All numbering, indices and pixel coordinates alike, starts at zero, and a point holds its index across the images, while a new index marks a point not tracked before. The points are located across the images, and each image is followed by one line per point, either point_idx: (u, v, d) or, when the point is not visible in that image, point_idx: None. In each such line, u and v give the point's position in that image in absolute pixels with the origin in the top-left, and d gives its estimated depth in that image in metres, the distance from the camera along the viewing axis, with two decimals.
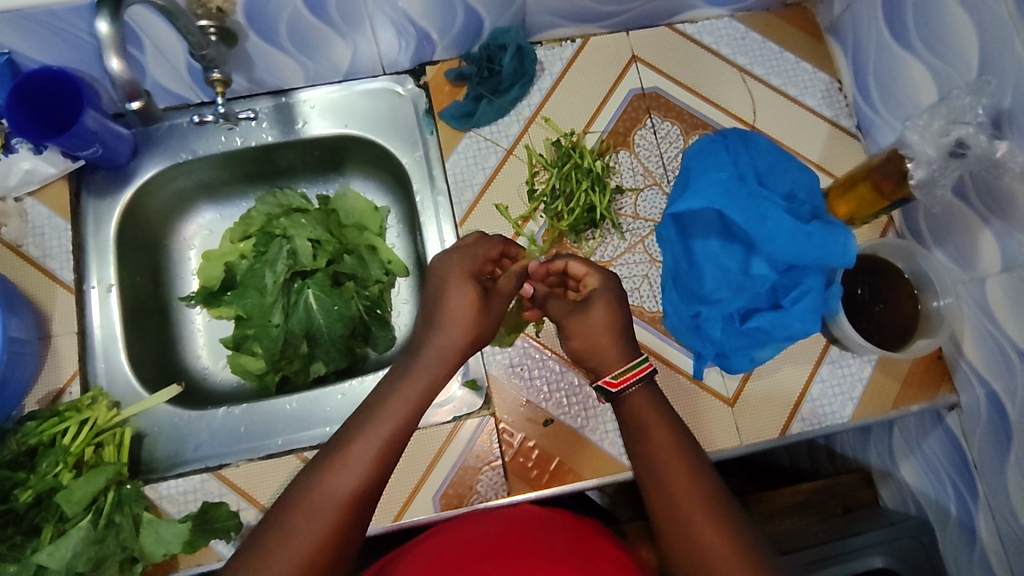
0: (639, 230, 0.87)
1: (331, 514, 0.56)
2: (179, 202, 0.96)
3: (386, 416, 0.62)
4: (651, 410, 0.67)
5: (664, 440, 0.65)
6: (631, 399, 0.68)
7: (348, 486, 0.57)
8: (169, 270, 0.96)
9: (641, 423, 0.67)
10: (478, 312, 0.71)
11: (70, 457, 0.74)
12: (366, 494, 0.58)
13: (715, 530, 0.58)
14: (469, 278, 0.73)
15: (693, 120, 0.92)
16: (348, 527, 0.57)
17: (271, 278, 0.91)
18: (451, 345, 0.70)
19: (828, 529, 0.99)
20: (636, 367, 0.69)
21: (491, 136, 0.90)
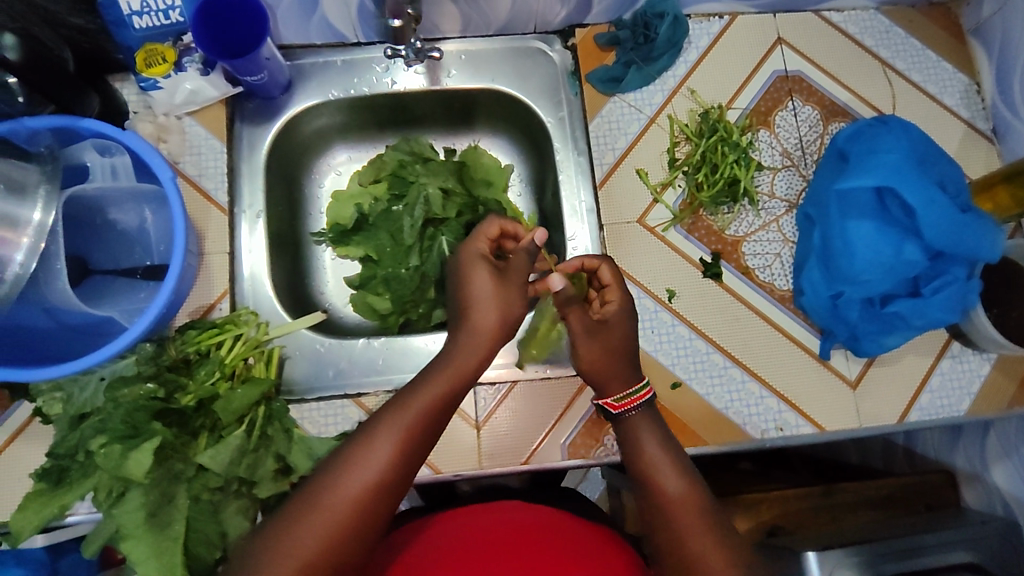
0: (775, 209, 0.89)
1: (342, 517, 0.57)
2: (317, 139, 0.98)
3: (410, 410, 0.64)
4: (650, 427, 0.73)
5: (673, 483, 0.67)
6: (630, 421, 0.74)
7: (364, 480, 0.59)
8: (302, 205, 0.98)
9: (640, 445, 0.72)
10: (499, 295, 0.76)
11: (225, 368, 0.77)
12: (375, 498, 0.59)
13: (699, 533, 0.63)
14: (483, 259, 0.78)
15: (833, 107, 0.93)
16: (366, 522, 0.58)
17: (409, 222, 0.93)
18: (487, 314, 0.74)
19: (910, 521, 1.02)
20: (639, 392, 0.75)
21: (636, 102, 0.91)
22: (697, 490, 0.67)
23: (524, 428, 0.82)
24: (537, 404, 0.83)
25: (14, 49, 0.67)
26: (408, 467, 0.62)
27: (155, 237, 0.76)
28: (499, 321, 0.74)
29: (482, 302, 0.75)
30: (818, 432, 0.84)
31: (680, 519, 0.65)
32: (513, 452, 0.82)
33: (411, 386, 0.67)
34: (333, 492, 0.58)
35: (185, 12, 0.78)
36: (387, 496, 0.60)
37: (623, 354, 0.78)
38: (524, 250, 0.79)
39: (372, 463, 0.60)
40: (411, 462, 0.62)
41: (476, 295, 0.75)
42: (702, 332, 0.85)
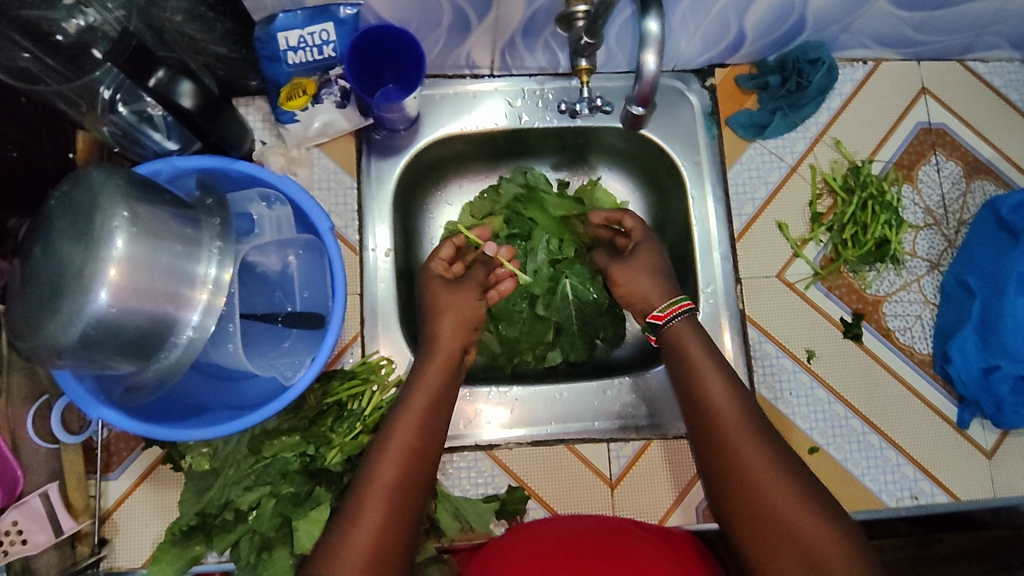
0: (917, 268, 0.86)
1: (365, 556, 0.54)
2: (435, 169, 0.95)
3: (397, 440, 0.62)
4: (692, 336, 0.71)
5: (725, 410, 0.63)
6: (675, 329, 0.72)
7: (373, 525, 0.55)
8: (417, 237, 0.95)
9: (689, 365, 0.68)
10: (470, 294, 0.79)
11: (366, 421, 0.74)
12: (388, 540, 0.55)
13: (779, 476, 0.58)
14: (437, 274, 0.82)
15: (976, 164, 0.90)
16: (385, 565, 0.54)
17: (531, 265, 0.92)
18: (452, 328, 0.75)
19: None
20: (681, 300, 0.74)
21: (776, 150, 0.88)
22: (748, 414, 0.63)
23: (661, 487, 0.80)
24: (674, 461, 0.81)
25: (191, 97, 0.64)
26: (414, 500, 0.59)
27: (299, 282, 0.73)
28: (461, 321, 0.76)
29: (442, 312, 0.76)
30: (953, 500, 0.82)
31: (737, 447, 0.61)
32: (648, 511, 0.79)
33: (391, 417, 0.65)
34: (348, 535, 0.55)
35: (337, 46, 0.74)
36: (407, 512, 0.58)
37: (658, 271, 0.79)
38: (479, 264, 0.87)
39: (375, 505, 0.57)
40: (419, 477, 0.61)
41: (441, 301, 0.77)
42: (840, 395, 0.83)
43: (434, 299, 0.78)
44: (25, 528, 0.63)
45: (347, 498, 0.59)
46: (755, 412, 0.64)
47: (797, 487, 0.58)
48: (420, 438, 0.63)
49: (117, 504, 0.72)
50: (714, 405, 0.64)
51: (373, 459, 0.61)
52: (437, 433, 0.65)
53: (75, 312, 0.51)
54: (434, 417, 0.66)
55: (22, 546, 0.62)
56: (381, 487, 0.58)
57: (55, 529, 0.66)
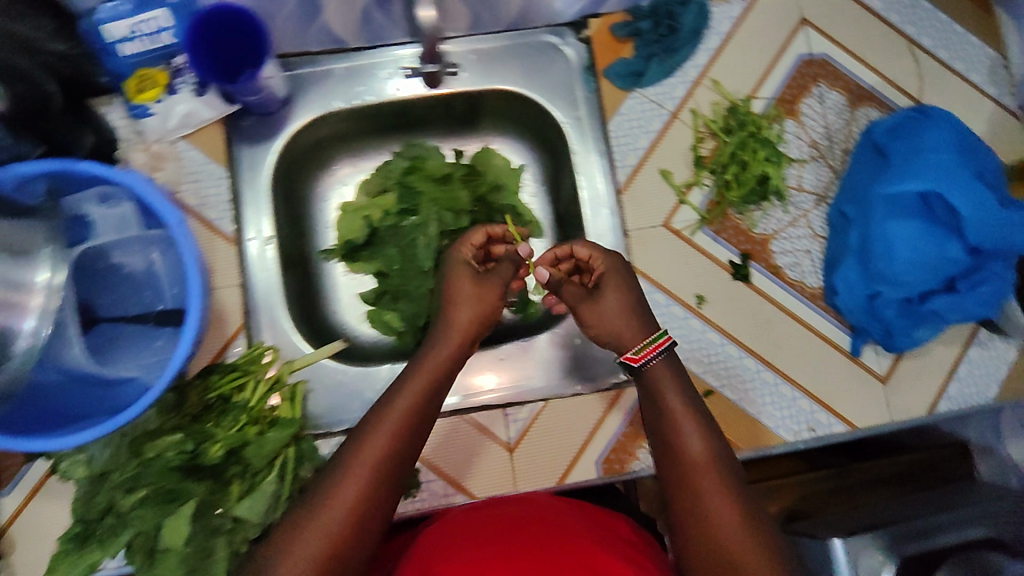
0: (804, 203, 0.86)
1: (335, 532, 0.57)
2: (317, 150, 0.93)
3: (392, 415, 0.64)
4: (672, 380, 0.70)
5: (697, 454, 0.64)
6: (653, 371, 0.71)
7: (351, 498, 0.58)
8: (308, 222, 0.94)
9: (660, 401, 0.69)
10: (477, 286, 0.79)
11: (251, 413, 0.74)
12: (358, 521, 0.58)
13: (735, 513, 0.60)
14: (462, 262, 0.81)
15: (860, 91, 0.89)
16: (348, 547, 0.57)
17: (422, 240, 0.88)
18: (464, 322, 0.76)
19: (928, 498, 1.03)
20: (657, 340, 0.73)
21: (656, 97, 0.87)
22: (721, 463, 0.64)
23: (559, 445, 0.80)
24: (571, 419, 0.81)
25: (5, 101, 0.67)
26: (398, 484, 0.62)
27: (166, 280, 0.71)
28: (477, 316, 0.77)
29: (458, 300, 0.78)
30: (850, 429, 0.83)
31: (702, 490, 0.62)
32: (547, 470, 0.80)
33: (394, 388, 0.68)
34: (325, 507, 0.57)
35: (176, 33, 0.77)
36: (364, 530, 0.58)
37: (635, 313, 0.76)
38: (510, 259, 0.83)
39: (353, 481, 0.59)
40: (383, 494, 0.60)
41: (457, 291, 0.79)
42: (733, 337, 0.83)
43: (448, 291, 0.79)
44: None
45: (338, 458, 0.62)
46: (727, 460, 0.65)
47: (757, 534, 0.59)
48: (395, 454, 0.62)
49: (10, 519, 0.72)
50: (688, 446, 0.65)
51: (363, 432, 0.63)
52: (413, 446, 0.64)
53: None
54: (416, 425, 0.65)
55: None
56: (367, 460, 0.60)
57: None
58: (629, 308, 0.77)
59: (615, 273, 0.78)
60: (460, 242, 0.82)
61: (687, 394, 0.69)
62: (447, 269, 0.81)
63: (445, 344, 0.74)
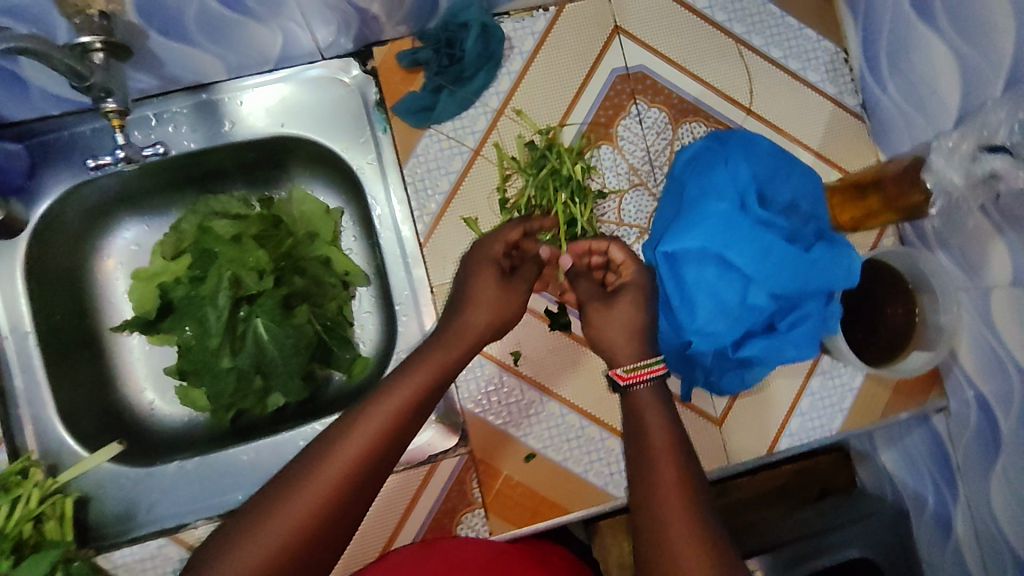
0: (624, 237, 0.79)
1: (284, 534, 0.50)
2: (93, 219, 0.83)
3: (378, 411, 0.57)
4: (658, 406, 0.60)
5: (659, 437, 0.57)
6: (636, 397, 0.61)
7: (318, 500, 0.52)
8: (94, 297, 0.85)
9: (639, 417, 0.60)
10: (502, 293, 0.69)
11: (5, 541, 0.66)
12: (318, 526, 0.52)
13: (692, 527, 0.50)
14: (489, 261, 0.70)
15: (683, 105, 0.81)
16: (307, 549, 0.51)
17: (213, 313, 0.80)
18: (476, 325, 0.67)
19: (801, 514, 0.96)
20: (653, 365, 0.62)
21: (454, 133, 0.78)
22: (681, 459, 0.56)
23: (372, 528, 0.75)
24: (382, 501, 0.75)
25: None
26: (372, 487, 0.55)
27: None
28: (492, 322, 0.68)
29: (477, 300, 0.68)
30: None
31: (661, 485, 0.53)
32: (359, 556, 0.75)
33: (392, 375, 0.61)
34: (289, 499, 0.52)
35: None
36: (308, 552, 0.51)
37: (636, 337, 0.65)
38: (532, 264, 0.73)
39: (314, 487, 0.52)
40: (349, 509, 0.53)
41: (481, 294, 0.69)
42: (554, 393, 0.77)
43: (465, 288, 0.69)
44: None
45: (312, 451, 0.55)
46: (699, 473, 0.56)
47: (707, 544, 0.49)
48: (365, 466, 0.55)
49: None
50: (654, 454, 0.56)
51: (344, 426, 0.56)
52: (389, 457, 0.57)
53: None
54: (393, 440, 0.57)
55: None
56: (339, 464, 0.54)
57: None
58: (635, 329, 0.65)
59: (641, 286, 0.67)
60: (489, 235, 0.71)
61: (670, 416, 0.59)
62: (469, 266, 0.71)
63: (453, 343, 0.65)
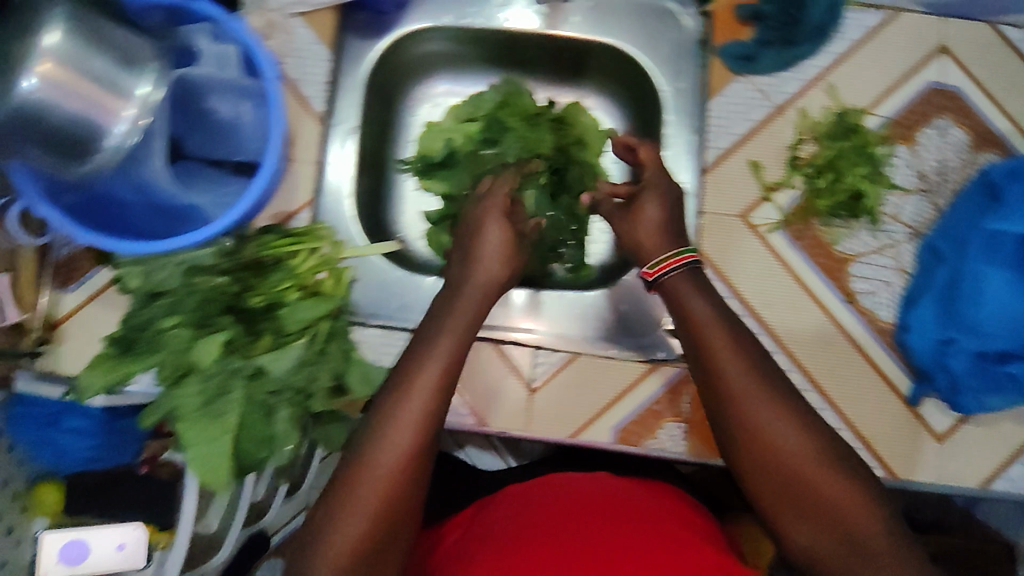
0: (896, 233, 0.81)
1: (377, 494, 0.59)
2: (421, 63, 0.95)
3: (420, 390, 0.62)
4: (691, 289, 0.71)
5: (769, 429, 0.64)
6: (668, 284, 0.71)
7: (391, 461, 0.60)
8: (392, 129, 0.96)
9: (736, 403, 0.65)
10: (503, 226, 0.73)
11: (298, 278, 0.76)
12: (406, 472, 0.60)
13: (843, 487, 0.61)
14: (502, 214, 0.74)
15: (988, 135, 0.83)
16: (407, 493, 0.60)
17: (498, 170, 0.90)
18: (485, 279, 0.71)
19: None
20: (678, 255, 0.72)
21: (762, 87, 0.83)
22: (817, 457, 0.63)
23: (582, 401, 0.80)
24: (599, 377, 0.80)
25: None
26: (428, 452, 0.62)
27: (250, 132, 0.73)
28: (495, 277, 0.71)
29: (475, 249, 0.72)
30: (888, 476, 0.78)
31: (779, 457, 0.63)
32: (564, 422, 0.79)
33: (417, 352, 0.65)
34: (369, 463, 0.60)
35: None
36: (393, 528, 0.60)
37: (662, 225, 0.74)
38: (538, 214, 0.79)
39: (400, 435, 0.61)
40: (416, 468, 0.61)
41: (483, 253, 0.71)
42: (787, 348, 0.79)
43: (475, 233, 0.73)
44: None
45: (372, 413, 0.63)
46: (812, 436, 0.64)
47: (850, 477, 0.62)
48: (402, 473, 0.60)
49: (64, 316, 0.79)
50: (763, 438, 0.63)
51: (394, 396, 0.62)
52: (433, 441, 0.62)
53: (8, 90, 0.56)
54: (430, 420, 0.62)
55: None
56: (395, 451, 0.60)
57: None
58: (750, 361, 0.66)
59: (660, 189, 0.75)
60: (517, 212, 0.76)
61: (745, 357, 0.66)
62: (477, 216, 0.74)
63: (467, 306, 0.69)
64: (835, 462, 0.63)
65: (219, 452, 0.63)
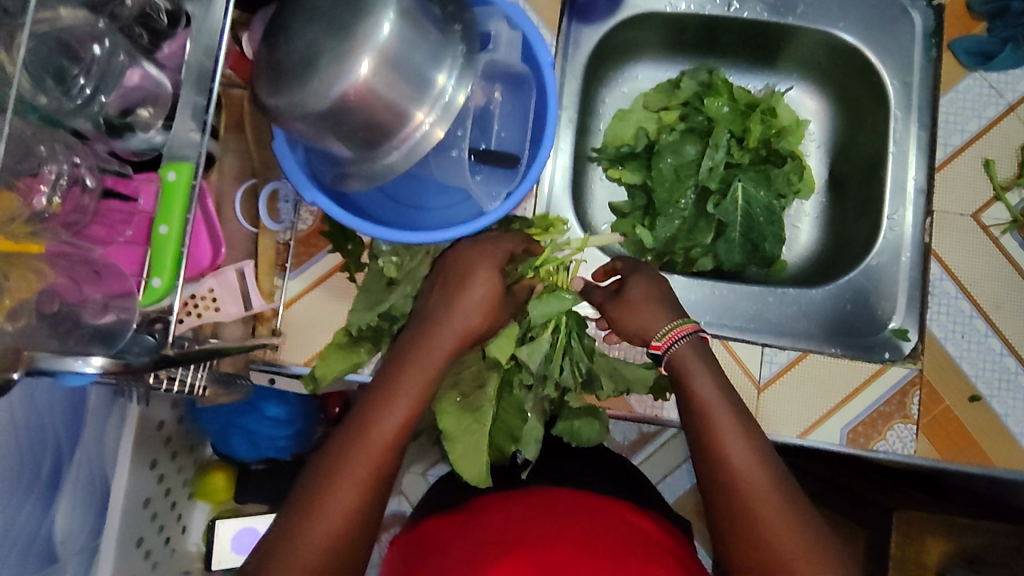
0: None
1: (350, 507, 0.54)
2: (625, 50, 0.95)
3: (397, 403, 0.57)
4: (703, 366, 0.64)
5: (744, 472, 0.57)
6: (676, 355, 0.65)
7: (363, 475, 0.55)
8: (591, 116, 0.96)
9: (716, 441, 0.59)
10: (492, 280, 0.64)
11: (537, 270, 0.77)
12: (369, 494, 0.55)
13: (785, 517, 0.55)
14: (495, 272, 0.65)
15: None
16: (367, 509, 0.55)
17: (707, 165, 0.88)
18: (471, 326, 0.62)
19: None
20: (679, 323, 0.66)
21: (997, 85, 0.82)
22: (780, 500, 0.56)
23: (811, 399, 0.78)
24: (828, 375, 0.78)
25: None
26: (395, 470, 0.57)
27: (498, 123, 0.72)
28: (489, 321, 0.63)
29: (467, 295, 0.63)
30: None
31: (748, 499, 0.56)
32: (792, 421, 0.78)
33: (401, 363, 0.59)
34: (348, 473, 0.55)
35: None
36: (356, 551, 0.55)
37: (656, 299, 0.71)
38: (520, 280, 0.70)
39: (368, 456, 0.55)
40: (377, 492, 0.56)
41: (471, 297, 0.63)
42: (1016, 351, 0.78)
43: (462, 284, 0.63)
44: (218, 296, 0.69)
45: (339, 439, 0.57)
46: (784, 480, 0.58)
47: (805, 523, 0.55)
48: (380, 478, 0.56)
49: (288, 303, 0.77)
50: (734, 476, 0.57)
51: (370, 414, 0.57)
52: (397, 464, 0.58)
53: (332, 78, 0.54)
54: (392, 462, 0.57)
55: (215, 312, 0.68)
56: (376, 452, 0.56)
57: (243, 302, 0.70)
58: (760, 452, 0.58)
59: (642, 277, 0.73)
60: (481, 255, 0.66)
61: (722, 388, 0.62)
62: (466, 267, 0.65)
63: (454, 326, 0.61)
64: (827, 564, 0.54)
65: (474, 451, 0.67)
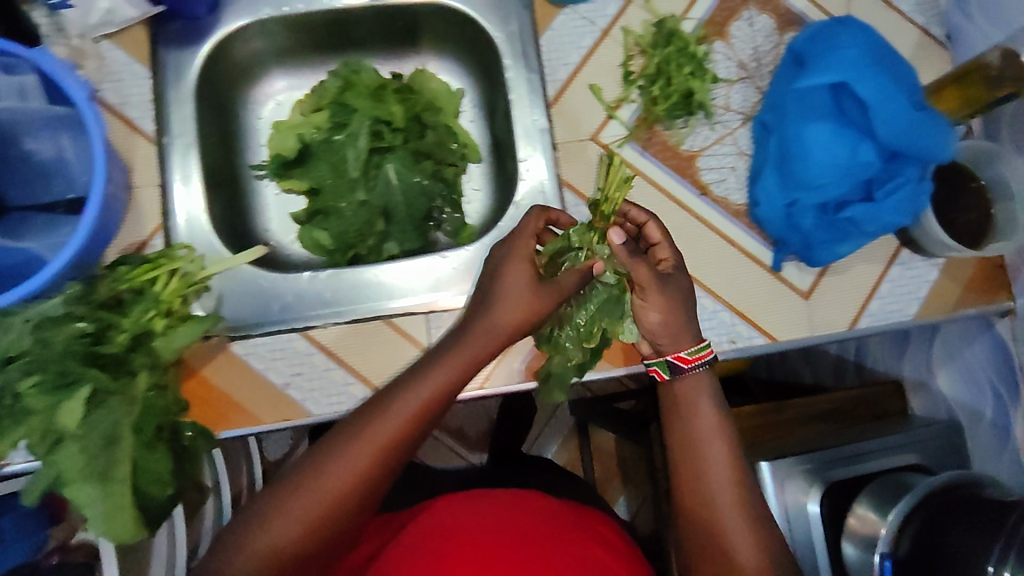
0: (731, 122, 0.86)
1: (320, 510, 0.64)
2: (255, 64, 0.93)
3: (388, 421, 0.66)
4: (706, 390, 0.74)
5: (722, 491, 0.71)
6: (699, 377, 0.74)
7: (340, 484, 0.64)
8: (240, 136, 0.94)
9: (700, 456, 0.72)
10: (529, 293, 0.72)
11: (162, 305, 0.73)
12: (336, 506, 0.64)
13: (752, 537, 0.70)
14: (526, 260, 0.73)
15: (788, 16, 0.88)
16: (335, 516, 0.64)
17: (353, 153, 0.88)
18: (491, 334, 0.71)
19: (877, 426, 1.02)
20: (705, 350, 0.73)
21: (587, 14, 0.87)
22: (746, 508, 0.71)
23: None
24: None
25: None
26: (371, 487, 0.66)
27: (76, 168, 0.71)
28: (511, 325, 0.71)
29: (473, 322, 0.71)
30: (770, 342, 0.83)
31: (718, 516, 0.71)
32: None
33: (380, 392, 0.68)
34: (317, 478, 0.64)
35: None
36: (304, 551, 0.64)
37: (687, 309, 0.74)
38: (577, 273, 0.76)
39: (354, 465, 0.65)
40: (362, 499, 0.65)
41: (501, 296, 0.71)
42: None
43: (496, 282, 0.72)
44: None
45: (324, 442, 0.67)
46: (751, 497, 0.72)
47: (763, 533, 0.70)
48: (346, 495, 0.65)
49: None
50: (708, 488, 0.71)
51: (347, 430, 0.66)
52: (383, 482, 0.66)
53: None
54: (371, 479, 0.65)
55: None
56: (358, 464, 0.64)
57: None
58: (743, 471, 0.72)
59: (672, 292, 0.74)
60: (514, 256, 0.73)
61: (721, 410, 0.74)
62: (507, 259, 0.73)
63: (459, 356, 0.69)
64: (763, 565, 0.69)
65: None
